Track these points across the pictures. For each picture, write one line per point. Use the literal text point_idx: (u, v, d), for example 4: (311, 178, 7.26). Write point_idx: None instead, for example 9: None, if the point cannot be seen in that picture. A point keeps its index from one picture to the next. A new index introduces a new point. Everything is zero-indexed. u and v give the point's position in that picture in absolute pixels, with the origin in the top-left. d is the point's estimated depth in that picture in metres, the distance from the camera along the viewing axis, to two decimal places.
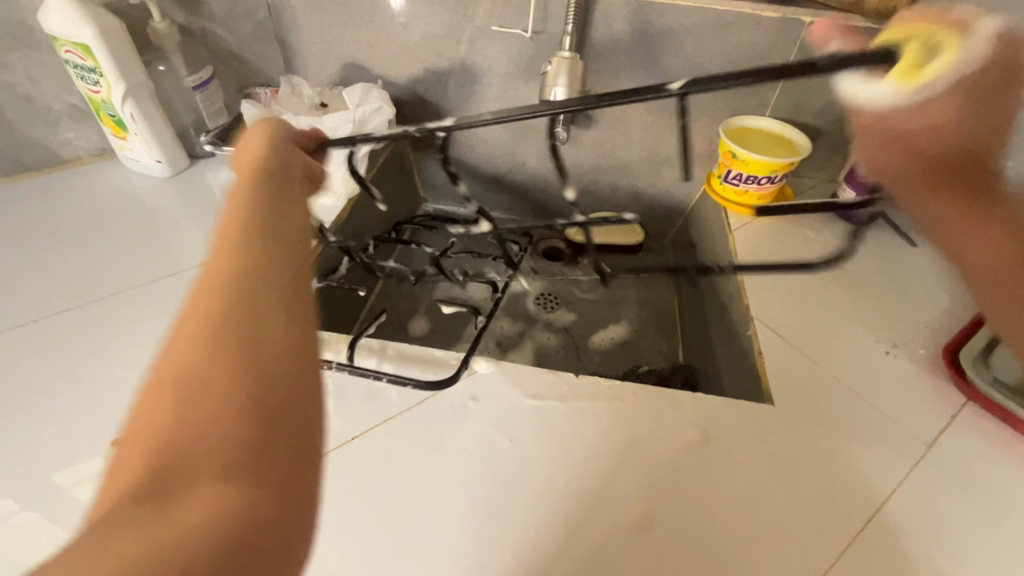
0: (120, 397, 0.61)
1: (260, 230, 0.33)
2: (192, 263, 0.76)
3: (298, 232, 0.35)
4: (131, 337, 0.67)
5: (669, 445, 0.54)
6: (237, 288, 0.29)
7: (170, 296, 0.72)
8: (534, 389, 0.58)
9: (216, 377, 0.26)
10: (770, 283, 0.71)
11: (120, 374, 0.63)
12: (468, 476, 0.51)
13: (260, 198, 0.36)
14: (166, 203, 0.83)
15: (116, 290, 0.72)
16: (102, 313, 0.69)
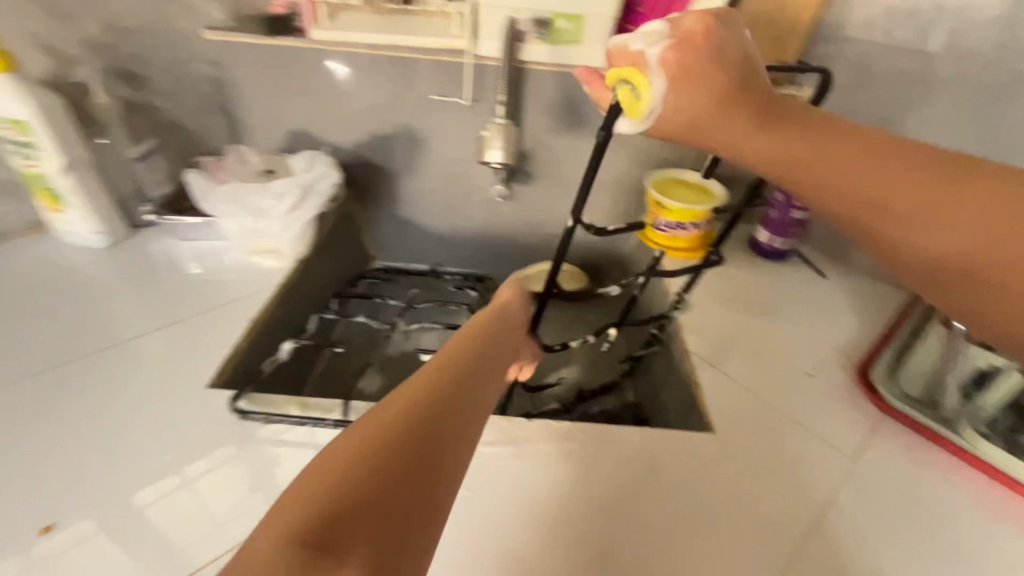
0: (50, 481, 0.58)
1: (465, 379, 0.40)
2: (134, 334, 0.74)
3: (482, 395, 0.41)
4: (64, 417, 0.63)
5: (625, 483, 0.56)
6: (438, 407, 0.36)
7: (109, 369, 0.69)
8: (489, 436, 0.59)
9: (386, 476, 0.30)
10: (701, 319, 0.78)
11: (53, 455, 0.60)
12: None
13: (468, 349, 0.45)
14: (104, 274, 0.81)
15: (48, 367, 0.69)
16: (33, 393, 0.66)
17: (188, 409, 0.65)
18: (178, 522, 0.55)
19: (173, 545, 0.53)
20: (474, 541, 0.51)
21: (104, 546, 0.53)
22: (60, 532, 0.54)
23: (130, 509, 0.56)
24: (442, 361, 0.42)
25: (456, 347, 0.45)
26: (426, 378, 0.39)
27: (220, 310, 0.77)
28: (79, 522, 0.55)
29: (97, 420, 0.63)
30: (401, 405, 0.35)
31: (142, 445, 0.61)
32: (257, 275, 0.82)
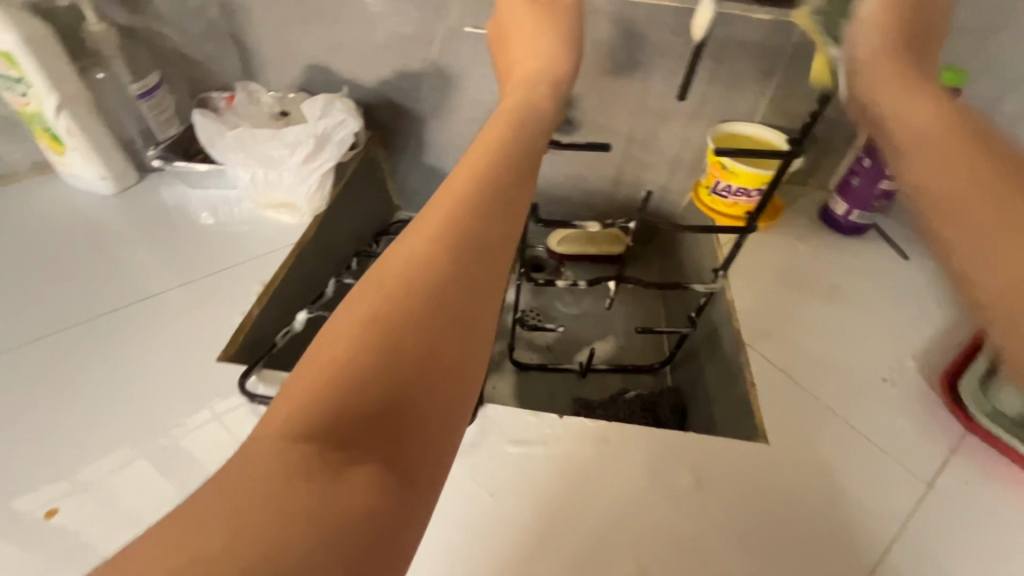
0: (58, 451, 0.55)
1: (475, 216, 0.36)
2: (144, 291, 0.69)
3: (500, 240, 0.37)
4: (69, 386, 0.60)
5: (664, 494, 0.51)
6: (438, 267, 0.33)
7: (120, 328, 0.65)
8: (516, 432, 0.54)
9: (383, 351, 0.29)
10: (760, 302, 0.69)
11: (59, 419, 0.57)
12: (436, 537, 0.47)
13: (493, 172, 0.39)
14: (112, 224, 0.76)
15: (53, 330, 0.65)
16: (36, 360, 0.62)
17: (198, 377, 0.61)
18: (189, 436, 0.57)
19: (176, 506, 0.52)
20: (493, 553, 0.47)
21: (110, 519, 0.51)
22: (65, 513, 0.51)
23: (143, 454, 0.55)
24: (455, 205, 0.36)
25: (475, 175, 0.39)
26: (431, 244, 0.34)
27: (230, 270, 0.72)
28: (84, 504, 0.52)
29: (104, 390, 0.60)
30: (399, 288, 0.31)
31: (147, 420, 0.58)
32: (269, 230, 0.76)
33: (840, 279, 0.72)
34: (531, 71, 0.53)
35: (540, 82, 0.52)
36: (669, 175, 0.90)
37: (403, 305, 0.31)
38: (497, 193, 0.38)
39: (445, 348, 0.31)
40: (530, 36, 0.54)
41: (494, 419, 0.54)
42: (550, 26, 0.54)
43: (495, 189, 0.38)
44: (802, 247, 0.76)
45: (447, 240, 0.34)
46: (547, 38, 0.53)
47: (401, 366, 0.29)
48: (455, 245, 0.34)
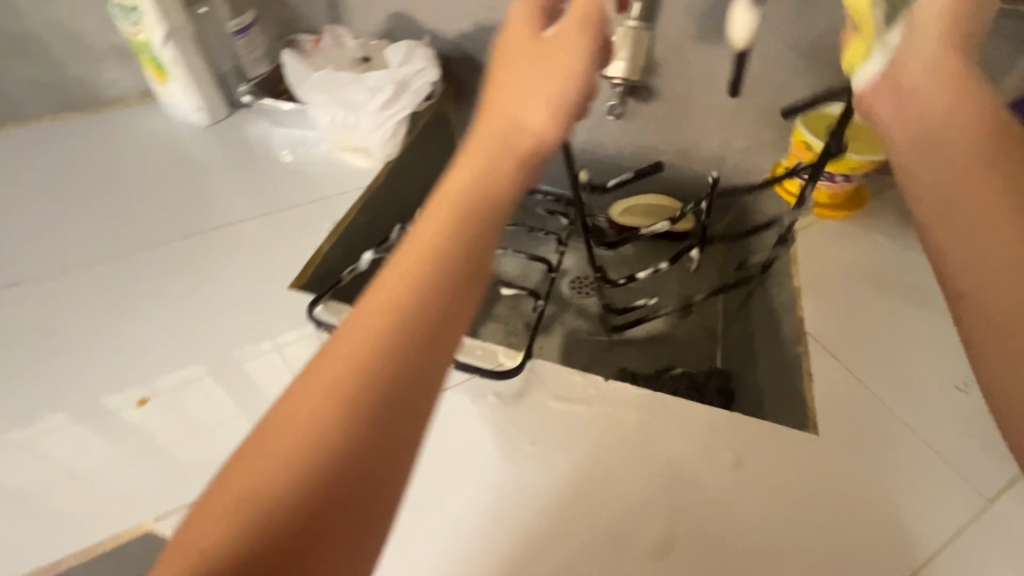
0: (148, 351, 0.62)
1: (413, 327, 0.33)
2: (225, 219, 0.75)
3: (441, 349, 0.34)
4: (165, 296, 0.67)
5: (700, 469, 0.51)
6: (362, 388, 0.31)
7: (205, 250, 0.71)
8: (560, 389, 0.55)
9: (296, 485, 0.28)
10: (830, 294, 0.65)
11: (149, 324, 0.64)
12: (474, 474, 0.50)
13: (441, 270, 0.35)
14: (203, 154, 0.82)
15: (152, 247, 0.71)
16: (136, 271, 0.69)
17: (269, 302, 0.66)
18: (255, 359, 0.61)
19: (247, 411, 0.58)
20: (524, 497, 0.49)
21: (193, 414, 0.58)
22: (157, 403, 0.58)
23: (225, 362, 0.61)
24: (357, 363, 0.31)
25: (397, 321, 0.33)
26: (319, 422, 0.30)
27: (304, 207, 0.76)
28: (172, 397, 0.59)
29: (193, 303, 0.66)
30: (276, 477, 0.28)
31: (229, 332, 0.64)
32: (342, 172, 0.79)
33: (924, 280, 0.67)
34: (516, 120, 0.44)
35: (522, 139, 0.43)
36: (747, 154, 0.86)
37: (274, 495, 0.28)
38: (417, 348, 0.33)
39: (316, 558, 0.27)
40: (522, 72, 0.45)
41: (541, 374, 0.56)
42: (541, 72, 0.45)
43: (441, 291, 0.35)
44: (886, 241, 0.71)
45: (371, 363, 0.31)
46: (536, 90, 0.44)
47: (314, 500, 0.28)
48: (348, 424, 0.30)
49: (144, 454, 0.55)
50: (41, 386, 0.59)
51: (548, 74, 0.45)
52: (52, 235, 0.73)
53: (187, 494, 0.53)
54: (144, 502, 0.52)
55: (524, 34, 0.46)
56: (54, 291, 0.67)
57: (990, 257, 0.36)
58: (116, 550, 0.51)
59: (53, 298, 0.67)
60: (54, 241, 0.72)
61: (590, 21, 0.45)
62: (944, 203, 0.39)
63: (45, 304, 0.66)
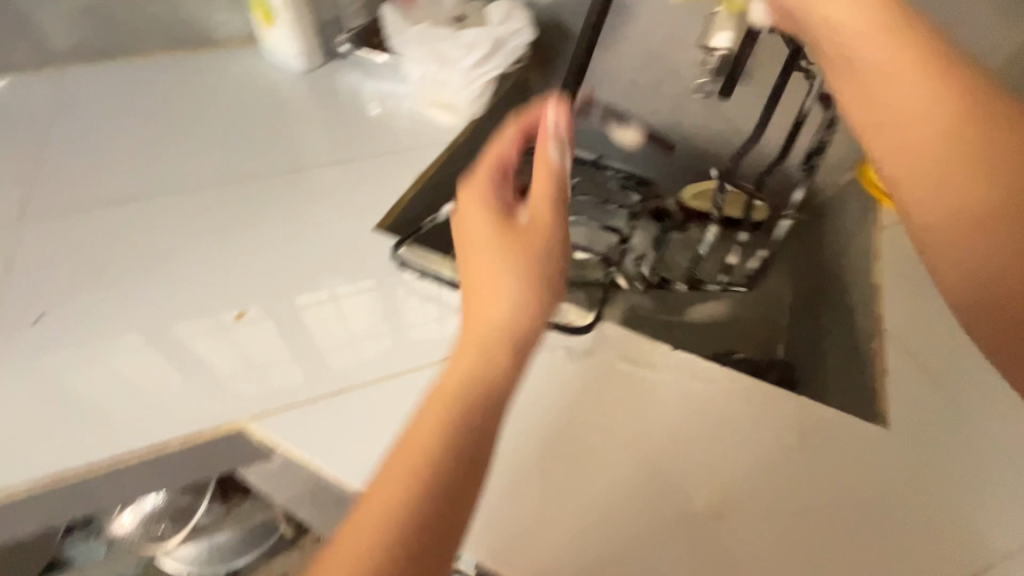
0: (239, 273, 0.67)
1: (443, 469, 0.38)
2: (313, 162, 0.78)
3: (467, 487, 0.38)
4: (260, 224, 0.72)
5: (761, 445, 0.51)
6: (400, 527, 0.36)
7: (294, 188, 0.75)
8: (627, 352, 0.57)
9: None
10: (914, 293, 0.63)
11: (241, 249, 0.69)
12: (537, 415, 0.53)
13: (460, 421, 0.40)
14: (297, 98, 0.86)
15: (249, 180, 0.77)
16: (233, 201, 0.74)
17: (350, 241, 0.70)
18: (312, 307, 0.64)
19: (332, 336, 0.62)
20: (583, 441, 0.51)
21: (283, 333, 0.62)
22: (252, 319, 0.63)
23: (314, 289, 0.66)
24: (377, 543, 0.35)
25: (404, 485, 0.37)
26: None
27: (389, 156, 0.79)
28: (266, 315, 0.64)
29: (285, 233, 0.71)
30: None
31: (317, 263, 0.68)
32: (425, 127, 0.81)
33: None
34: (496, 309, 0.44)
35: (505, 321, 0.44)
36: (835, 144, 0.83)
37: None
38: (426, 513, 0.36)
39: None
40: (488, 268, 0.46)
41: (608, 334, 0.58)
42: (517, 247, 0.46)
43: (467, 432, 0.39)
44: None
45: (410, 509, 0.36)
46: (518, 254, 0.46)
47: None
48: None
49: (240, 362, 0.60)
50: (150, 292, 0.65)
51: (527, 243, 0.47)
52: (159, 161, 0.79)
53: (273, 402, 0.57)
54: (236, 404, 0.57)
55: (488, 235, 0.47)
56: (160, 212, 0.73)
57: (985, 251, 0.42)
58: (211, 442, 0.56)
59: (160, 217, 0.72)
60: (164, 166, 0.78)
61: (555, 202, 0.49)
62: (921, 170, 0.45)
63: (156, 220, 0.72)
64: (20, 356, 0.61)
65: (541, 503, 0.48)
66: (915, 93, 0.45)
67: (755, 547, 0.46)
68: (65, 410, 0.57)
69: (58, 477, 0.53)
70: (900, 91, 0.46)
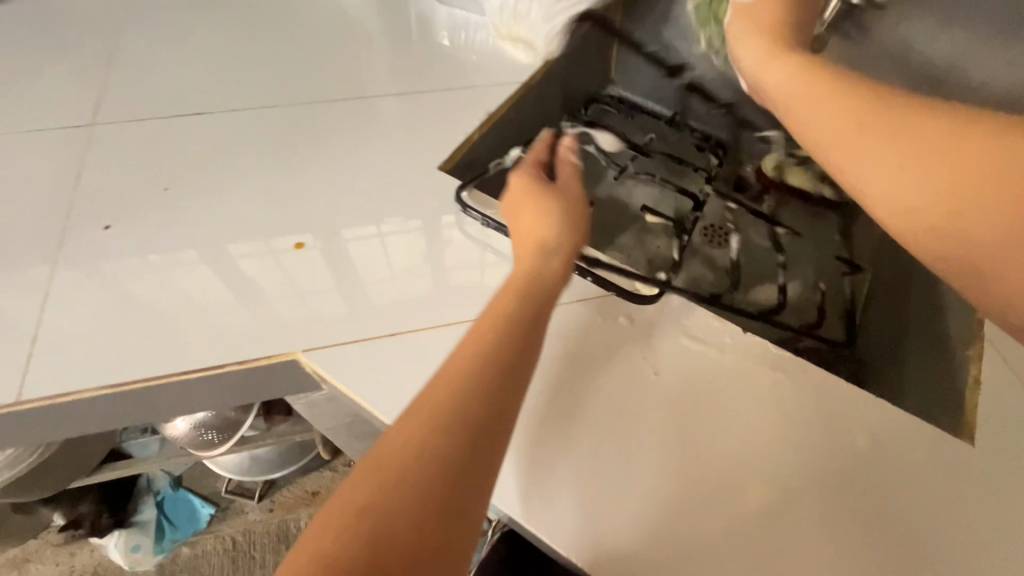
0: (295, 200, 0.66)
1: (502, 353, 0.41)
2: (376, 90, 0.75)
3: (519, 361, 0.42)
4: (323, 151, 0.69)
5: (827, 443, 0.48)
6: (462, 381, 0.39)
7: (356, 117, 0.72)
8: (693, 329, 0.54)
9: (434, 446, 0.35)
10: None
11: (299, 174, 0.67)
12: (585, 379, 0.51)
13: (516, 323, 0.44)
14: (364, 21, 0.82)
15: (313, 105, 0.74)
16: (293, 124, 0.72)
17: (409, 179, 0.67)
18: (360, 244, 0.62)
19: (389, 280, 0.61)
20: (632, 412, 0.49)
21: (342, 269, 0.61)
22: (311, 250, 0.62)
23: (371, 226, 0.64)
24: (449, 395, 0.38)
25: (470, 361, 0.40)
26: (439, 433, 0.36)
27: (460, 91, 0.74)
28: (325, 249, 0.62)
29: (347, 164, 0.68)
30: (417, 452, 0.35)
31: (379, 200, 0.65)
32: (497, 64, 0.76)
33: None
34: (546, 240, 0.53)
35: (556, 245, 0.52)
36: None
37: (417, 472, 0.34)
38: (487, 389, 0.39)
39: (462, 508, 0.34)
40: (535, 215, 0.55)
41: (673, 307, 0.55)
42: (554, 200, 0.55)
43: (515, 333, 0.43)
44: None
45: (475, 368, 0.40)
46: (555, 211, 0.54)
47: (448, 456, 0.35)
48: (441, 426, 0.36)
49: (298, 295, 0.60)
50: (212, 210, 0.65)
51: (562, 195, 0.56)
52: (224, 75, 0.77)
53: (327, 338, 0.57)
54: (291, 335, 0.57)
55: (528, 194, 0.56)
56: (221, 128, 0.72)
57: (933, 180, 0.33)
58: (265, 368, 0.56)
59: (222, 133, 0.71)
60: (229, 81, 0.76)
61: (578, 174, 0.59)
62: (861, 123, 0.37)
63: (220, 135, 0.71)
64: (87, 258, 0.62)
65: (585, 462, 0.47)
66: (802, 83, 0.43)
67: (807, 537, 0.44)
68: (123, 317, 0.58)
69: (119, 383, 0.54)
70: (799, 93, 0.42)
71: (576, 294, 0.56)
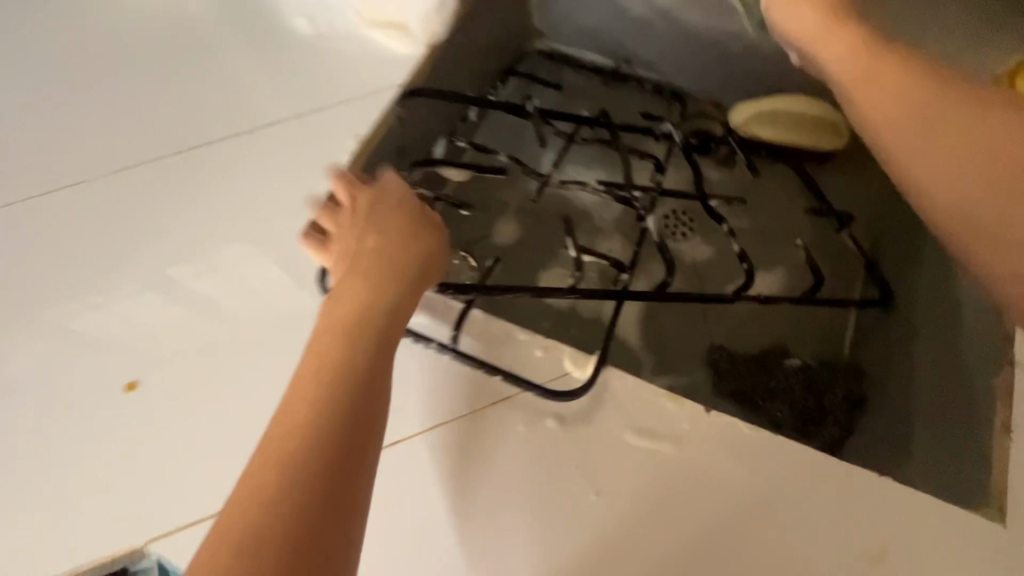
0: (122, 312, 0.50)
1: (365, 335, 0.39)
2: (212, 126, 0.57)
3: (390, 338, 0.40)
4: (152, 238, 0.52)
5: (824, 552, 0.38)
6: (326, 376, 0.36)
7: (189, 172, 0.55)
8: (644, 421, 0.41)
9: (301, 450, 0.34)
10: None
11: (127, 275, 0.51)
12: (524, 537, 0.39)
13: (383, 298, 0.41)
14: (184, 27, 0.62)
15: (131, 165, 0.55)
16: (106, 198, 0.54)
17: (267, 254, 0.51)
18: (224, 349, 0.48)
19: (258, 413, 0.46)
20: (577, 551, 0.39)
21: (191, 409, 0.46)
22: (147, 392, 0.47)
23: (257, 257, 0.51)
24: (294, 438, 0.34)
25: (311, 395, 0.36)
26: (289, 486, 0.32)
27: (323, 114, 0.56)
28: (164, 386, 0.47)
29: (189, 249, 0.52)
30: (278, 471, 0.33)
31: (232, 299, 0.49)
32: (369, 60, 0.58)
33: None
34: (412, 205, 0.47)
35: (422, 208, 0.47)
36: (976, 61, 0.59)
37: (271, 530, 0.31)
38: (338, 414, 0.35)
39: (331, 545, 0.32)
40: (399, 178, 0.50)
41: (617, 396, 0.42)
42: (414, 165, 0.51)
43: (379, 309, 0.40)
44: None
45: (341, 359, 0.37)
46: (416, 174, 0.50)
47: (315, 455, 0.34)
48: (304, 430, 0.34)
49: (141, 460, 0.45)
50: (19, 340, 0.49)
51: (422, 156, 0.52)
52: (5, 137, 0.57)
53: (189, 514, 0.43)
54: (138, 514, 0.43)
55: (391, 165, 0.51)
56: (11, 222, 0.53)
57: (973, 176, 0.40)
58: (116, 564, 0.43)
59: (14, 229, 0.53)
60: (15, 149, 0.57)
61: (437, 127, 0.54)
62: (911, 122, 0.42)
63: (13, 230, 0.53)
64: None
65: None
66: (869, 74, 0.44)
67: None
68: None
69: None
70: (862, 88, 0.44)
71: (492, 398, 0.42)
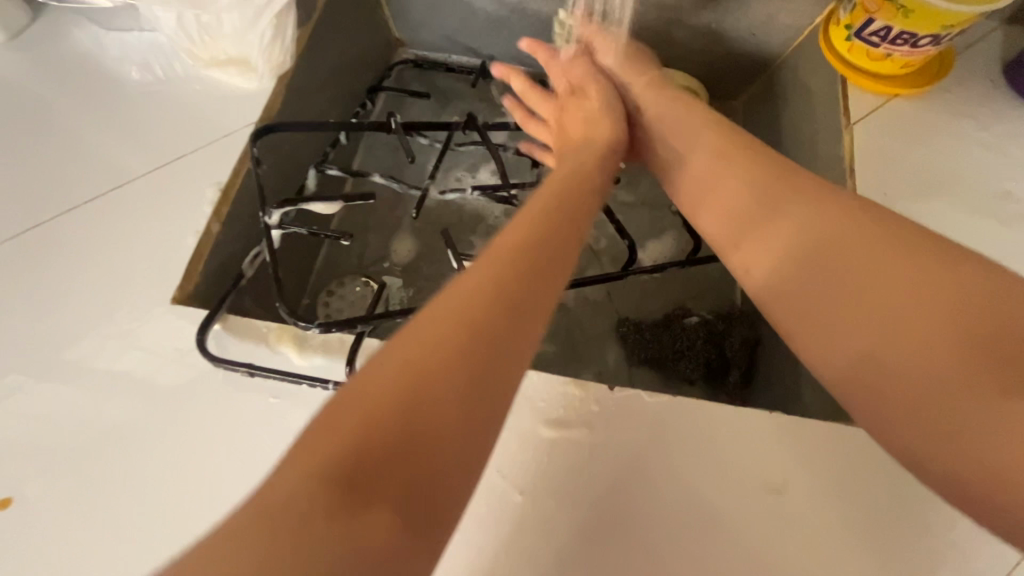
0: None
1: (511, 289, 0.32)
2: (45, 196, 0.51)
3: (532, 298, 0.33)
4: None
5: (731, 489, 0.41)
6: (471, 318, 0.30)
7: (24, 250, 0.49)
8: (552, 409, 0.43)
9: (429, 414, 0.26)
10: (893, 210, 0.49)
11: None
12: (462, 553, 0.39)
13: (522, 246, 0.35)
14: None
15: None
16: None
17: (129, 323, 0.46)
18: (94, 438, 0.43)
19: (153, 499, 0.41)
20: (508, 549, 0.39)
21: (82, 510, 0.41)
22: (23, 505, 0.41)
23: (110, 349, 0.45)
24: (430, 364, 0.27)
25: (466, 315, 0.30)
26: (432, 388, 0.27)
27: (173, 166, 0.52)
28: (45, 496, 0.41)
29: (35, 334, 0.46)
30: (393, 420, 0.26)
31: (99, 378, 0.44)
32: (217, 100, 0.55)
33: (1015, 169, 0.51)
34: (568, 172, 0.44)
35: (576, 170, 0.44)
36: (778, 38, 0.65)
37: (389, 468, 0.25)
38: (494, 321, 0.30)
39: (434, 530, 0.26)
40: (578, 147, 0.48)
41: (525, 394, 0.43)
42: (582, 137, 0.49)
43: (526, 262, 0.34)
44: (960, 117, 0.53)
45: (488, 303, 0.31)
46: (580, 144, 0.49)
47: (441, 431, 0.27)
48: (445, 385, 0.27)
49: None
50: None
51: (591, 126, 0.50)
52: None
53: None
54: None
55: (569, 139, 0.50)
56: None
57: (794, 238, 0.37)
58: None
59: None
60: None
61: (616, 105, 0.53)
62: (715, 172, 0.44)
63: None
64: None
65: None
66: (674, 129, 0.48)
67: None
68: None
69: None
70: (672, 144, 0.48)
71: None
